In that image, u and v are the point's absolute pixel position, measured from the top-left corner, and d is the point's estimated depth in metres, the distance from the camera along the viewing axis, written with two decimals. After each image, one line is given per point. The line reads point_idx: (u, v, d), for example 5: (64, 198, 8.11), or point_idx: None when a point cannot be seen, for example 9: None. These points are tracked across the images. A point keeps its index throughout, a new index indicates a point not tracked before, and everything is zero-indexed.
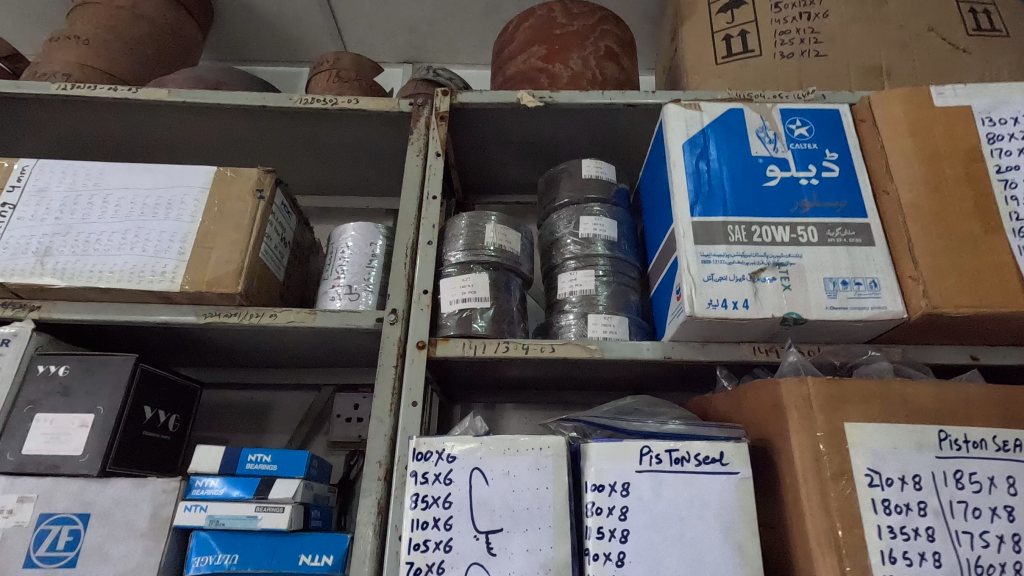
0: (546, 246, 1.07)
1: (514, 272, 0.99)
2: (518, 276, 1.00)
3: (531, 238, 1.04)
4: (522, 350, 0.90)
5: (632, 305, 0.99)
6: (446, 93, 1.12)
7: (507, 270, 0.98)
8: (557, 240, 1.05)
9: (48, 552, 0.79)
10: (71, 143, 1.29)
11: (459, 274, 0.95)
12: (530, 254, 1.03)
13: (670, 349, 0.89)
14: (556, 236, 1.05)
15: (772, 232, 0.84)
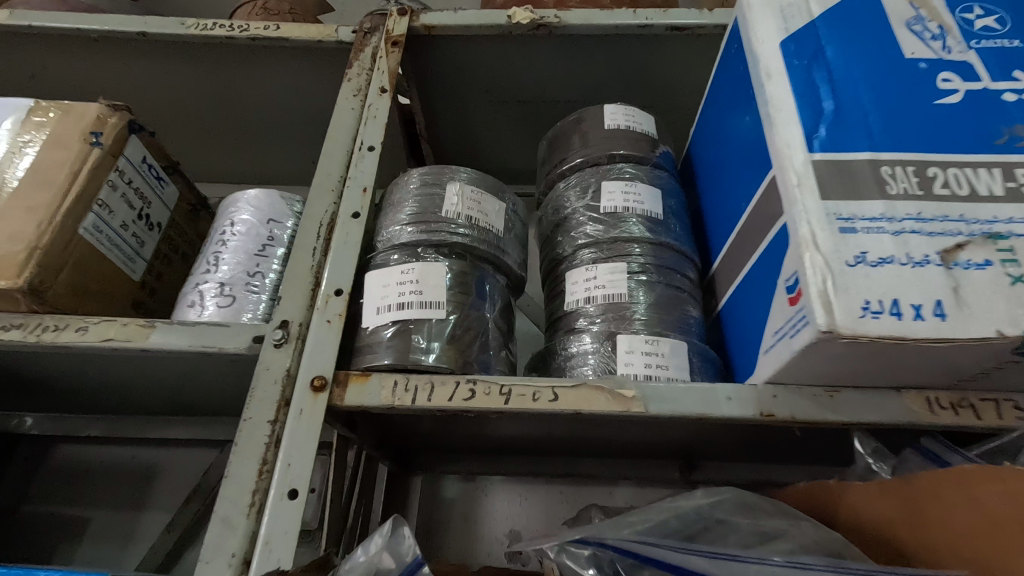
0: (549, 231, 0.68)
1: (494, 266, 0.59)
2: (502, 273, 0.60)
3: (523, 215, 0.65)
4: (500, 396, 0.50)
5: (692, 322, 0.59)
6: (404, 13, 0.76)
7: (481, 261, 0.58)
8: (565, 220, 0.66)
9: None
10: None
11: (398, 263, 0.56)
12: (522, 240, 0.63)
13: (769, 401, 0.49)
14: (563, 214, 0.66)
15: (968, 179, 0.45)
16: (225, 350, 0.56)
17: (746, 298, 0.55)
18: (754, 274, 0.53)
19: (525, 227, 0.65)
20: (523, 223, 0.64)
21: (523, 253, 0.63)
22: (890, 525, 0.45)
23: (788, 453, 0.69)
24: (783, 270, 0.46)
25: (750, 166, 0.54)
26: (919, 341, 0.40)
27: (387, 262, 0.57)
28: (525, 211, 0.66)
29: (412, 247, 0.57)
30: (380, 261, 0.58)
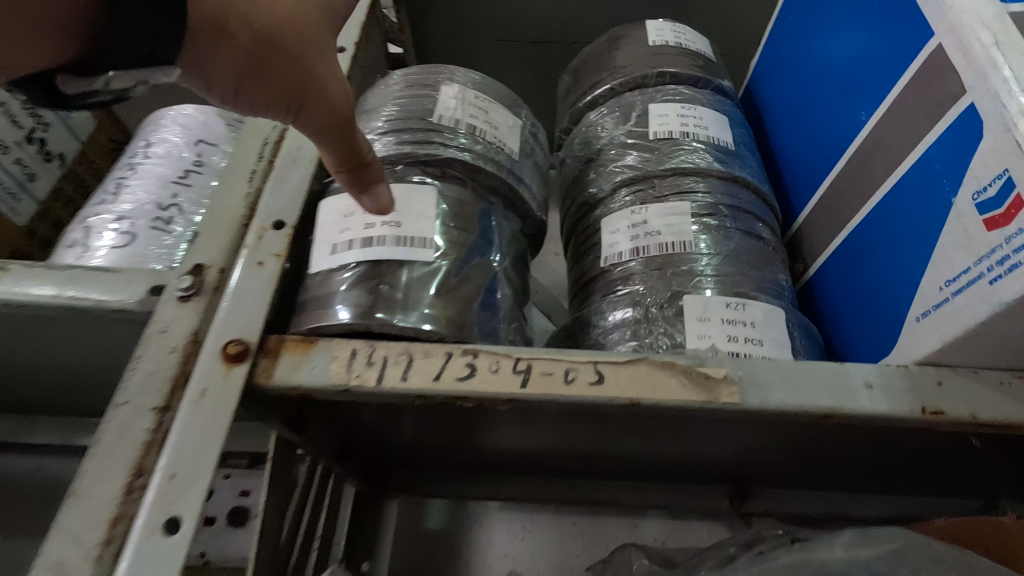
0: (575, 172, 0.51)
1: (504, 201, 0.42)
2: (515, 212, 0.43)
3: (544, 144, 0.48)
4: (515, 376, 0.32)
5: (782, 284, 0.41)
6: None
7: (486, 191, 0.41)
8: (598, 154, 0.49)
9: None
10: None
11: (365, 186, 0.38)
12: (542, 175, 0.46)
13: (933, 391, 0.31)
14: (596, 146, 0.49)
15: None
16: (106, 303, 0.38)
17: (869, 245, 0.38)
18: (885, 208, 0.36)
19: (545, 161, 0.48)
20: (543, 154, 0.47)
21: (543, 190, 0.45)
22: None
23: (888, 473, 0.51)
24: (969, 179, 0.29)
25: (876, 53, 0.37)
26: None
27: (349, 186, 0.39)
28: (545, 141, 0.49)
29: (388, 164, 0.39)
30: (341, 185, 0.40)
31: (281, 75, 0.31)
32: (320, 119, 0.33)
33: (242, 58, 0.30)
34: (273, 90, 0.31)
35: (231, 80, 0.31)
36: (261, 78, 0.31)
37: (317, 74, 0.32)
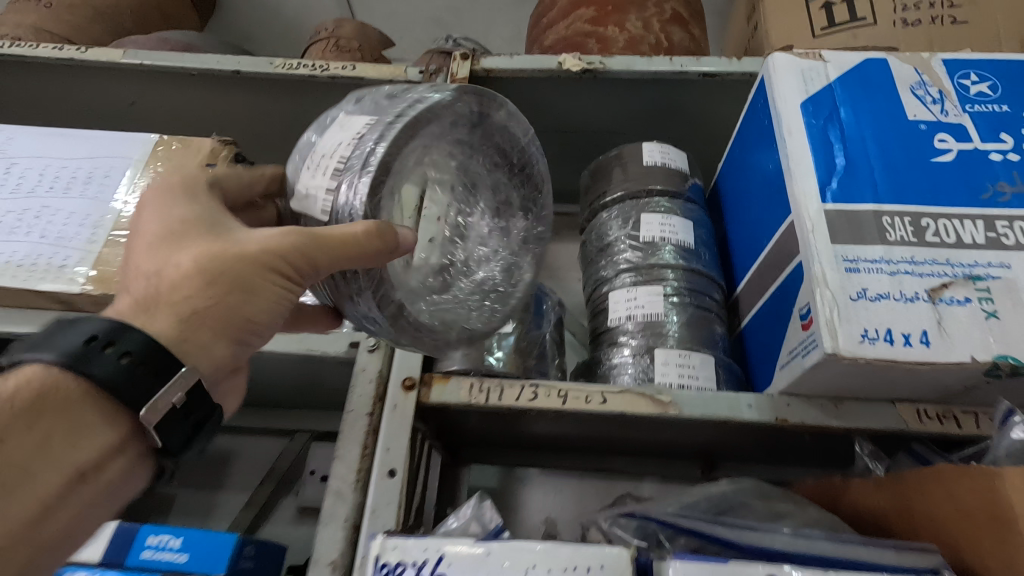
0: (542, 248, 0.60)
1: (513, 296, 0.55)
2: (517, 294, 0.56)
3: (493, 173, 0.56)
4: (558, 399, 0.60)
5: (718, 339, 0.69)
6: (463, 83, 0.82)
7: (501, 288, 0.54)
8: (536, 205, 0.59)
9: None
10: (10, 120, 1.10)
11: (405, 325, 0.45)
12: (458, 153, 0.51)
13: (783, 408, 0.58)
14: (526, 168, 0.57)
15: (956, 228, 0.54)
16: (325, 353, 0.68)
17: (765, 321, 0.64)
18: (772, 303, 0.63)
19: (479, 154, 0.53)
20: (495, 136, 0.53)
21: (470, 122, 0.50)
22: (885, 512, 0.54)
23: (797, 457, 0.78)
24: (798, 299, 0.56)
25: (774, 209, 0.63)
26: (907, 363, 0.49)
27: (398, 331, 0.45)
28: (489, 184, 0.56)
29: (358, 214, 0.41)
30: (414, 309, 0.46)
31: (244, 275, 0.41)
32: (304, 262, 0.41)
33: (221, 296, 0.40)
34: (250, 280, 0.41)
35: (227, 295, 0.40)
36: (238, 286, 0.41)
37: (246, 257, 0.41)
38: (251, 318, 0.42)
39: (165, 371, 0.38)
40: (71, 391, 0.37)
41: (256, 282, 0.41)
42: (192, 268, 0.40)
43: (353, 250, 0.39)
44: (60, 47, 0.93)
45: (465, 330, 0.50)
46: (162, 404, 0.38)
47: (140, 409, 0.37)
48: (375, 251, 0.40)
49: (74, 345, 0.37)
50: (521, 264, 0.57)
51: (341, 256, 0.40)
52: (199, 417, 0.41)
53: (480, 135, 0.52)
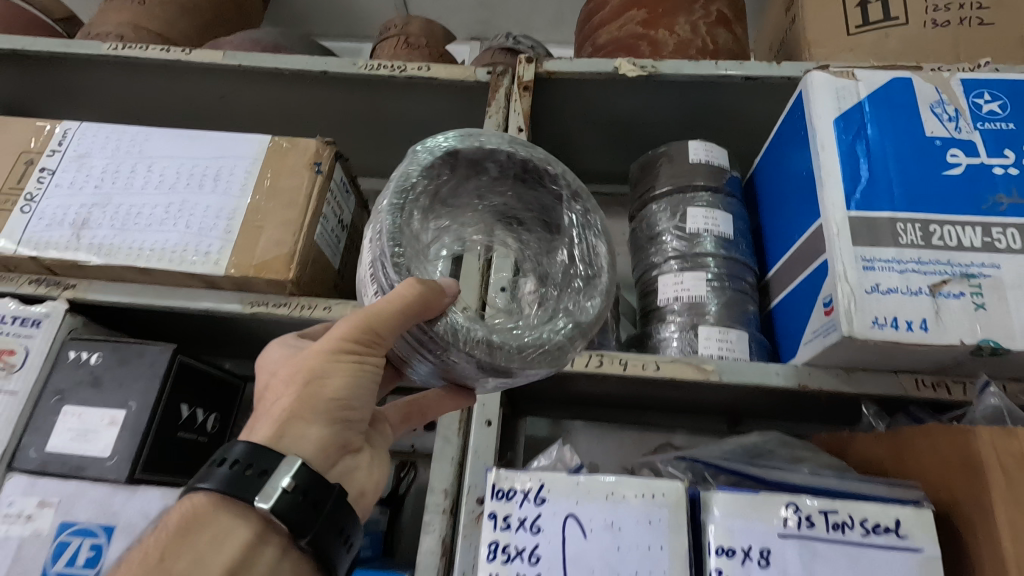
0: (599, 230, 0.58)
1: (600, 285, 0.55)
2: (603, 280, 0.55)
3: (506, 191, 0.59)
4: (620, 366, 0.74)
5: (750, 317, 0.81)
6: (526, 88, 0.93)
7: (592, 281, 0.55)
8: (563, 189, 0.57)
9: (67, 567, 0.70)
10: (111, 108, 1.23)
11: (519, 360, 0.48)
12: (457, 199, 0.57)
13: (806, 376, 0.71)
14: (532, 162, 0.56)
15: (958, 234, 0.65)
16: None
17: (793, 303, 0.77)
18: (800, 290, 0.75)
19: (487, 184, 0.58)
20: (482, 158, 0.55)
21: (445, 164, 0.54)
22: (883, 462, 0.68)
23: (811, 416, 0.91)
24: (823, 290, 0.68)
25: (806, 210, 0.75)
26: (909, 345, 0.62)
27: (523, 366, 0.48)
28: (516, 200, 0.59)
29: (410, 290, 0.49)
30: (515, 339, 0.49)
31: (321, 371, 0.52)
32: (368, 334, 0.51)
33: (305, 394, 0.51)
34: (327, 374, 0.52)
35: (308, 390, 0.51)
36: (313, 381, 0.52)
37: (316, 360, 0.52)
38: (336, 395, 0.52)
39: (272, 468, 0.48)
40: (212, 504, 0.48)
41: (337, 369, 0.52)
42: (285, 387, 0.52)
43: (406, 306, 0.46)
44: (166, 48, 1.04)
45: (577, 338, 0.51)
46: (272, 492, 0.47)
47: (256, 500, 0.47)
48: (422, 308, 0.47)
49: (214, 470, 0.49)
50: (595, 248, 0.57)
51: (393, 318, 0.47)
52: (312, 495, 0.48)
53: (463, 169, 0.55)
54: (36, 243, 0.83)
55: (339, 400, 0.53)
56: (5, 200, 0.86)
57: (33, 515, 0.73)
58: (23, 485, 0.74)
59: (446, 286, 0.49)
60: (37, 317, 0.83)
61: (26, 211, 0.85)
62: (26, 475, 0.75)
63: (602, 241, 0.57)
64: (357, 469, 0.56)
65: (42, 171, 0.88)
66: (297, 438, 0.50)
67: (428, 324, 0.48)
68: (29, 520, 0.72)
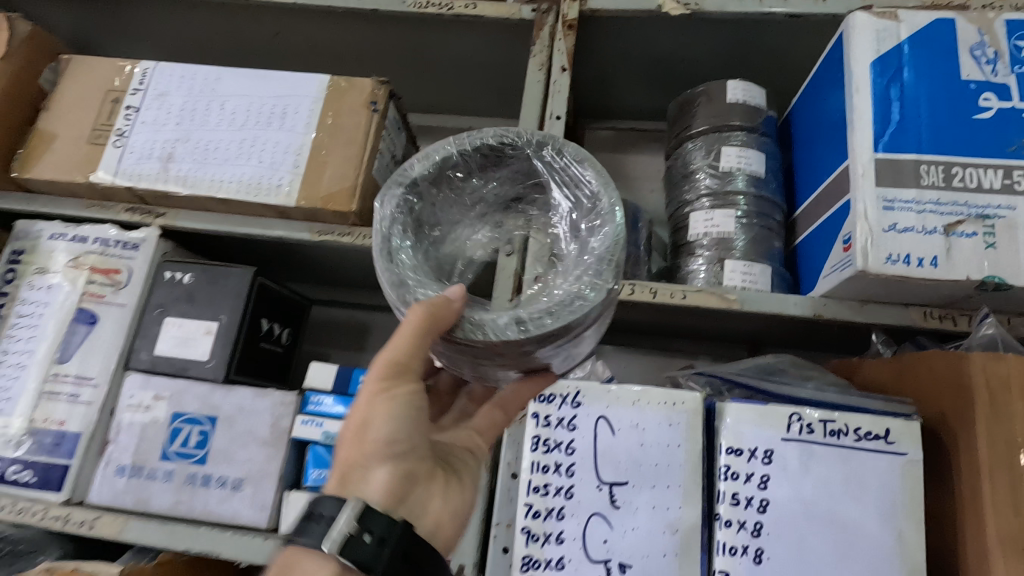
0: (580, 156, 0.57)
1: (605, 202, 0.54)
2: (606, 197, 0.55)
3: (480, 181, 0.62)
4: (650, 294, 0.82)
5: (774, 252, 0.87)
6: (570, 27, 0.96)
7: (597, 203, 0.55)
8: (527, 145, 0.58)
9: (181, 448, 0.84)
10: (171, 45, 1.29)
11: (559, 321, 0.49)
12: (441, 211, 0.61)
13: (821, 307, 0.78)
14: (485, 144, 0.58)
15: (978, 176, 0.69)
16: None
17: (816, 240, 0.82)
18: (823, 227, 0.81)
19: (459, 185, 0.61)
20: (440, 171, 0.58)
21: (411, 193, 0.57)
22: (884, 384, 0.76)
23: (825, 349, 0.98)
24: (844, 228, 0.73)
25: (837, 151, 0.79)
26: (918, 279, 0.68)
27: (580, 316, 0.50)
28: (493, 182, 0.62)
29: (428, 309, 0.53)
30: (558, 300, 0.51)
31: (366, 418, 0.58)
32: (398, 363, 0.57)
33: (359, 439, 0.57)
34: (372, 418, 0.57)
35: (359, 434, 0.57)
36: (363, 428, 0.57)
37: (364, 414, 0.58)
38: (382, 436, 0.57)
39: (338, 514, 0.52)
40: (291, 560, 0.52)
41: (378, 409, 0.58)
42: (342, 443, 0.58)
43: (426, 323, 0.51)
44: None
45: (610, 271, 0.52)
46: (340, 534, 0.51)
47: (326, 544, 0.51)
48: (437, 319, 0.51)
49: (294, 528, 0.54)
50: (583, 175, 0.57)
51: (415, 334, 0.52)
52: (378, 531, 0.52)
53: (430, 187, 0.58)
54: (130, 175, 0.93)
55: (390, 440, 0.58)
56: (99, 136, 0.96)
57: (150, 406, 0.86)
58: (138, 381, 0.87)
59: (453, 292, 0.52)
60: (135, 241, 0.94)
61: (118, 146, 0.94)
62: (140, 373, 0.88)
63: (585, 162, 0.57)
64: (430, 500, 0.61)
65: (128, 109, 0.97)
66: (359, 483, 0.56)
67: (450, 332, 0.52)
68: (146, 410, 0.86)
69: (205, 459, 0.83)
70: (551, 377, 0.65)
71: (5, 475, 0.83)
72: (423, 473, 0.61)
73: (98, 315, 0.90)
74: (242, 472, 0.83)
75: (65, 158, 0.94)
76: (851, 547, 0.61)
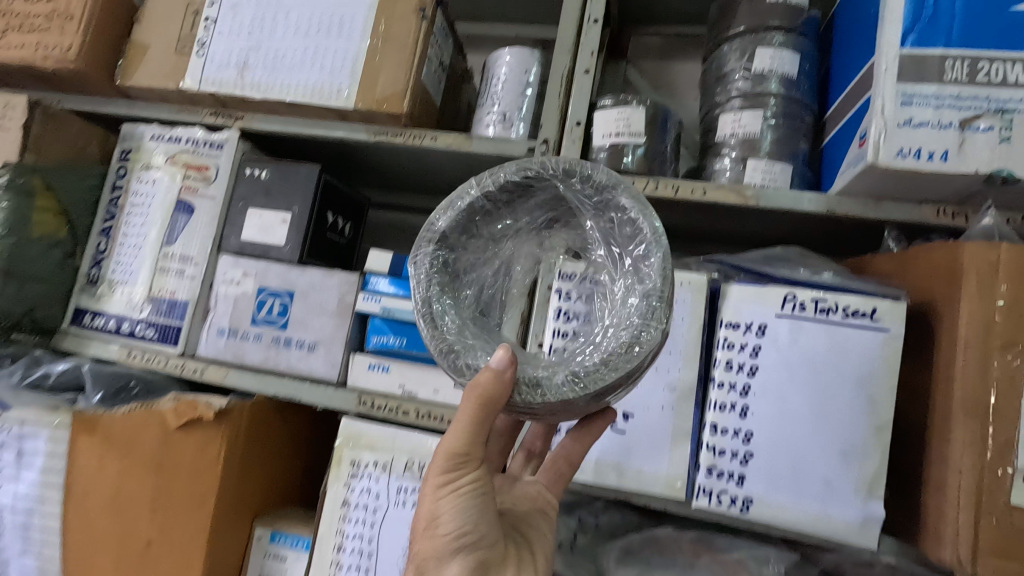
0: (611, 181, 0.58)
1: (647, 229, 0.56)
2: (646, 224, 0.56)
3: (507, 214, 0.65)
4: (672, 191, 0.88)
5: (799, 153, 0.91)
6: None
7: (639, 234, 0.57)
8: (553, 176, 0.60)
9: (267, 316, 1.01)
10: None
11: (617, 372, 0.52)
12: (472, 253, 0.65)
13: (835, 203, 0.83)
14: (507, 182, 0.60)
15: (1004, 70, 0.70)
16: (510, 154, 0.97)
17: (840, 140, 0.85)
18: (848, 126, 0.83)
19: (488, 220, 0.64)
20: (466, 217, 0.61)
21: (441, 246, 0.61)
22: (889, 273, 0.82)
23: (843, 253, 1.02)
24: (863, 125, 0.76)
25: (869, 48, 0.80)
26: (926, 172, 0.71)
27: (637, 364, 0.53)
28: (519, 212, 0.65)
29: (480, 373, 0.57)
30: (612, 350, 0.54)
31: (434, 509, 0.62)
32: (458, 450, 0.61)
33: (431, 531, 0.62)
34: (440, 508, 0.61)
35: (428, 526, 0.62)
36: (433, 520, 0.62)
37: (431, 506, 0.62)
38: (451, 529, 0.61)
39: None
40: None
41: (444, 504, 0.61)
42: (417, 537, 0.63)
43: (486, 395, 0.54)
44: None
45: (662, 310, 0.54)
46: None
47: None
48: (490, 387, 0.54)
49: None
50: (621, 200, 0.58)
51: (475, 406, 0.56)
52: None
53: (459, 233, 0.62)
54: (212, 81, 1.05)
55: (459, 531, 0.61)
56: (184, 46, 1.07)
57: (240, 282, 1.03)
58: (230, 261, 1.04)
59: (499, 360, 0.55)
60: (219, 142, 1.07)
61: (200, 55, 1.06)
62: (231, 255, 1.04)
63: (621, 187, 0.58)
64: None
65: (206, 20, 1.08)
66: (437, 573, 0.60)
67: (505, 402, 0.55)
68: (238, 284, 1.02)
69: (286, 326, 1.00)
70: (606, 418, 0.71)
71: (134, 332, 1.02)
72: (497, 552, 0.63)
73: (194, 205, 1.05)
74: (316, 337, 0.99)
75: (158, 66, 1.07)
76: (827, 407, 0.70)
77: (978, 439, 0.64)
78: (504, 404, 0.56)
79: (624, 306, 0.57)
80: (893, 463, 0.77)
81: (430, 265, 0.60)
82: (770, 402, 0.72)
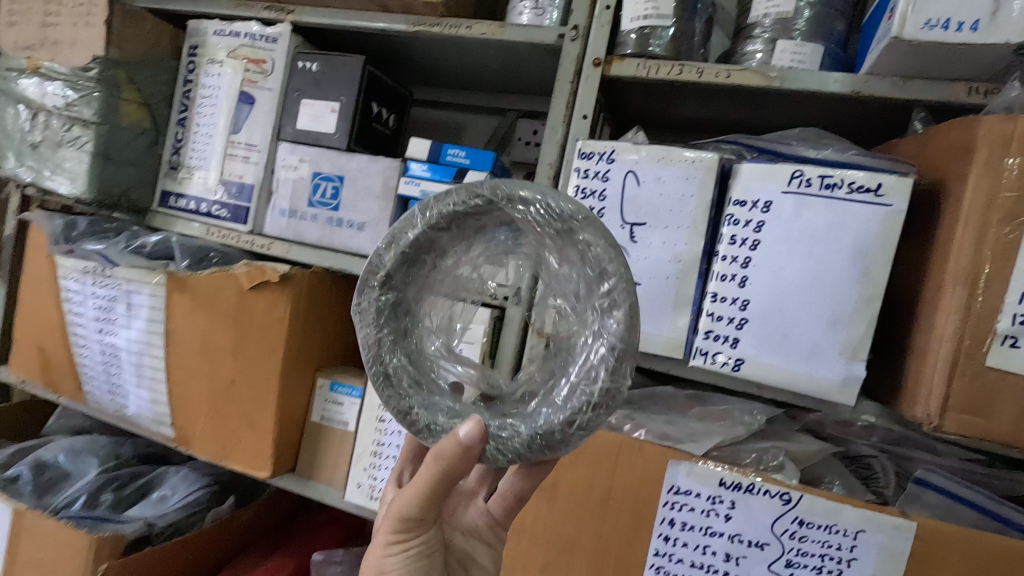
0: (571, 210, 0.53)
1: (613, 270, 0.51)
2: (609, 265, 0.51)
3: (460, 236, 0.61)
4: (697, 75, 0.89)
5: (834, 34, 0.89)
6: None
7: (602, 274, 0.52)
8: (500, 201, 0.56)
9: (321, 198, 1.12)
10: None
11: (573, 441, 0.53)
12: (424, 289, 0.64)
13: (862, 84, 0.82)
14: (447, 212, 0.57)
15: None
16: (541, 41, 1.00)
17: (876, 16, 0.82)
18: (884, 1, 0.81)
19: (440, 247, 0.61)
20: (410, 253, 0.59)
21: (389, 292, 0.60)
22: (910, 156, 0.82)
23: (873, 141, 1.02)
24: None
25: None
26: (953, 44, 0.70)
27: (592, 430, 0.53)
28: (471, 234, 0.61)
29: (441, 431, 0.59)
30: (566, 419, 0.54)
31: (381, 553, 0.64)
32: (414, 506, 0.62)
33: None
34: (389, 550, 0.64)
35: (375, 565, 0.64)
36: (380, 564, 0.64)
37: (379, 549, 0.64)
38: None
39: None
40: None
41: (391, 559, 0.63)
42: None
43: (450, 464, 0.56)
44: None
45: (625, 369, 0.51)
46: None
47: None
48: (456, 454, 0.56)
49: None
50: (580, 238, 0.53)
51: (437, 465, 0.58)
52: None
53: (406, 271, 0.60)
54: None
55: None
56: None
57: (298, 167, 1.14)
58: (288, 149, 1.15)
59: (468, 434, 0.55)
60: (273, 36, 1.15)
61: None
62: (288, 143, 1.15)
63: (580, 219, 0.53)
64: None
65: None
66: None
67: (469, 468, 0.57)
68: (296, 170, 1.14)
69: (338, 207, 1.11)
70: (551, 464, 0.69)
71: (210, 212, 1.17)
72: None
73: (254, 97, 1.16)
74: (364, 217, 1.10)
75: None
76: (821, 278, 0.75)
77: (962, 305, 0.67)
78: (467, 472, 0.58)
79: (588, 355, 0.53)
80: (890, 337, 0.81)
81: (381, 315, 0.60)
82: (768, 274, 0.77)
